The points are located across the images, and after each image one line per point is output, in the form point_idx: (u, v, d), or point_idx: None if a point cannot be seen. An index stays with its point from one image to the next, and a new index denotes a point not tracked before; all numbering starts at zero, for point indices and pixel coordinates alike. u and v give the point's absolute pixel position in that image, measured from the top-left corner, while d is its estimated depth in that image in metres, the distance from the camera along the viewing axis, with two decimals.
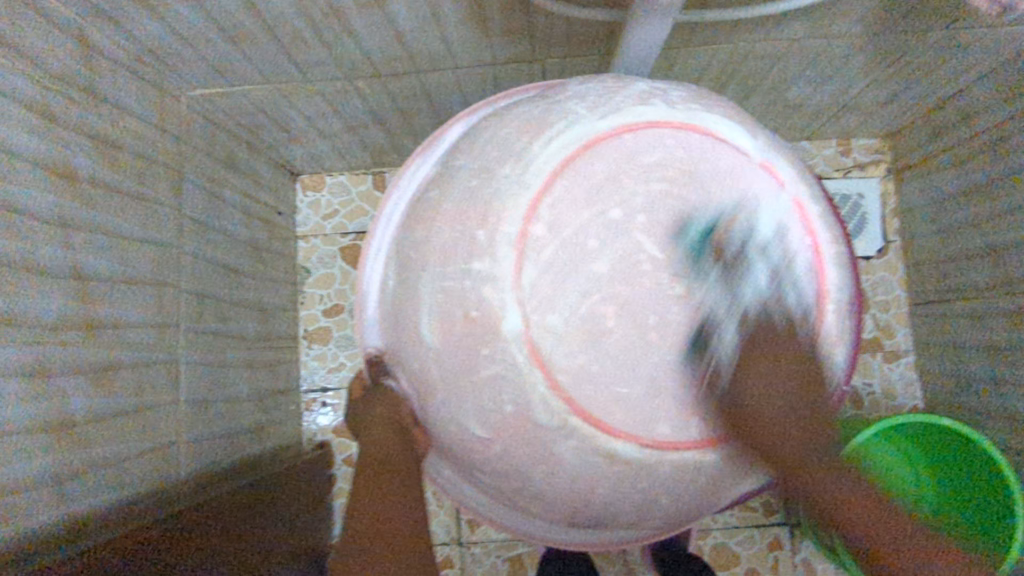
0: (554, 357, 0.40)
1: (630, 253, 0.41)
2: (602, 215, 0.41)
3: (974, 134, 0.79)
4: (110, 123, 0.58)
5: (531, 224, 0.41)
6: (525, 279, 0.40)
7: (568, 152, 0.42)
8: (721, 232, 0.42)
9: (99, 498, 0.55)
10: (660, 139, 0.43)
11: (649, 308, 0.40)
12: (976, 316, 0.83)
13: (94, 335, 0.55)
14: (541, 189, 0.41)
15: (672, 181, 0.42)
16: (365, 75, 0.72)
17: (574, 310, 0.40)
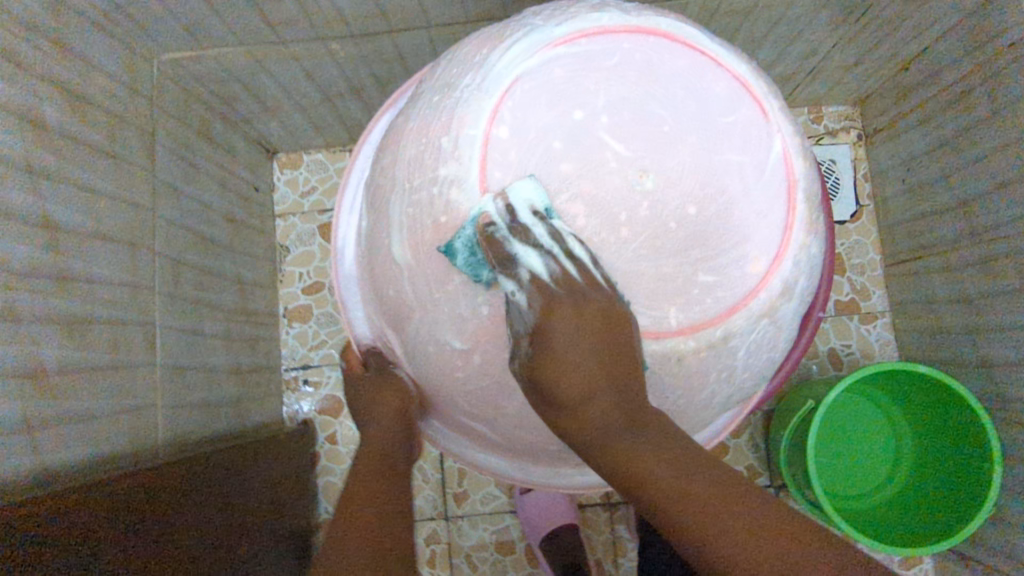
0: (522, 251, 0.41)
1: (597, 151, 0.41)
2: (564, 113, 0.42)
3: (939, 90, 0.81)
4: (81, 77, 0.57)
5: (495, 126, 0.42)
6: (491, 180, 0.42)
7: (529, 62, 0.44)
8: (682, 122, 0.42)
9: (70, 452, 0.54)
10: (616, 43, 0.45)
11: (617, 203, 0.41)
12: (949, 269, 0.85)
13: (64, 286, 0.54)
14: (504, 96, 0.43)
15: (635, 82, 0.43)
16: (338, 35, 0.72)
17: (538, 207, 0.41)
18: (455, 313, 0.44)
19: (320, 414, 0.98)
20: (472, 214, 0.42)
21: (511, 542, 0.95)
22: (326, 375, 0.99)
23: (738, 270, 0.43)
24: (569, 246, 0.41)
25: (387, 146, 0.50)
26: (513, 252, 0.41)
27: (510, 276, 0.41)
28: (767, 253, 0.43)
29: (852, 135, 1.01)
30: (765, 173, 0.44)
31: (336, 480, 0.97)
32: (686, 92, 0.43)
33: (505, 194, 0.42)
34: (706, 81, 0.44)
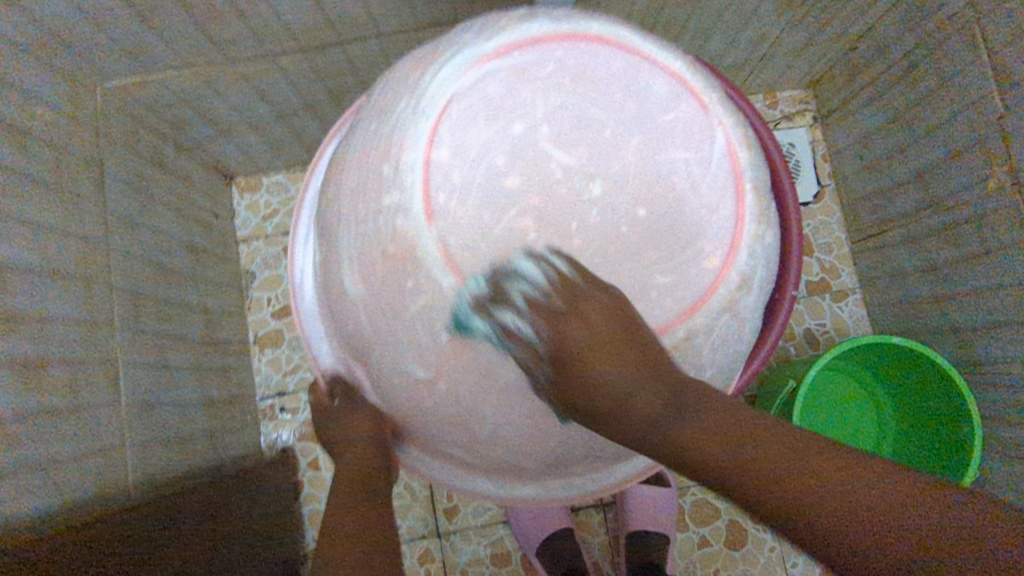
0: (475, 274, 0.40)
1: (540, 162, 0.40)
2: (502, 125, 0.41)
3: (887, 66, 0.83)
4: (20, 109, 0.55)
5: (434, 150, 0.41)
6: (435, 205, 0.40)
7: (461, 79, 0.43)
8: (625, 123, 0.41)
9: (35, 502, 0.51)
10: (549, 52, 0.43)
11: (567, 215, 0.40)
12: (913, 240, 0.86)
13: (15, 328, 0.52)
14: (438, 113, 0.42)
15: (572, 89, 0.42)
16: (288, 50, 0.71)
17: (486, 225, 0.40)
18: (414, 340, 0.42)
19: (300, 440, 0.96)
20: (422, 241, 0.40)
21: (506, 553, 0.94)
22: (303, 400, 0.96)
23: (696, 267, 0.42)
24: (521, 261, 0.40)
25: (335, 176, 0.48)
26: (466, 275, 0.40)
27: (506, 306, 0.40)
28: (722, 247, 0.43)
29: (808, 118, 1.03)
30: (712, 168, 0.43)
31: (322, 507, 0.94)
32: (625, 93, 0.42)
33: (452, 215, 0.40)
34: (643, 81, 0.43)
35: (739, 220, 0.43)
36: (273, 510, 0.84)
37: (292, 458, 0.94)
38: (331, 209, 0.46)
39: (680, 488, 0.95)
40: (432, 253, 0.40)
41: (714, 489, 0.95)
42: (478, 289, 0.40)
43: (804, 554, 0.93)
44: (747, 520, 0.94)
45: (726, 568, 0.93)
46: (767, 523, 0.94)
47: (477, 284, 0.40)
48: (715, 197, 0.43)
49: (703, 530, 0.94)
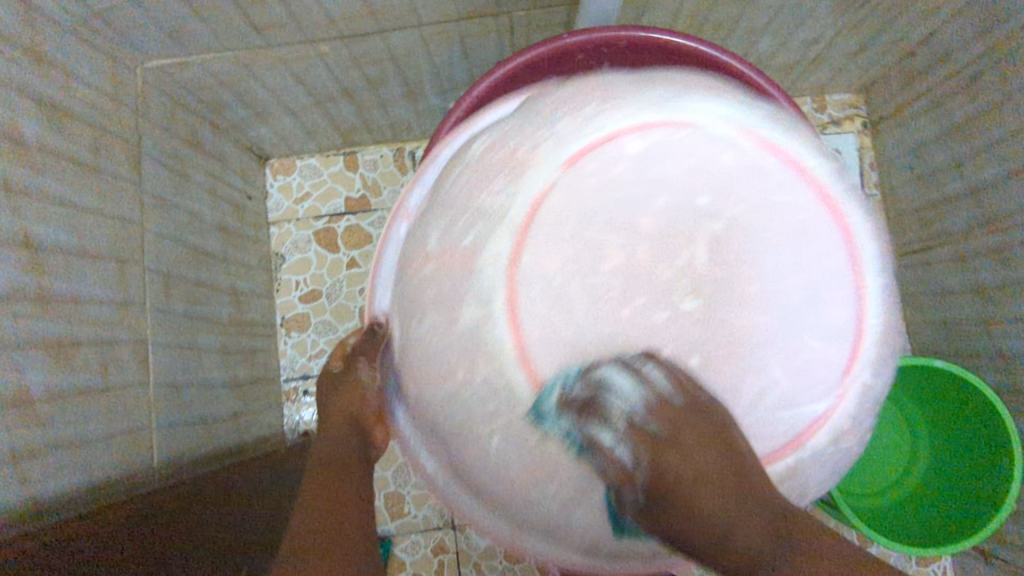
0: (524, 300, 0.36)
1: (677, 241, 0.37)
2: (638, 209, 0.38)
3: (947, 75, 0.79)
4: (59, 88, 0.55)
5: (583, 168, 0.38)
6: (542, 222, 0.38)
7: (657, 123, 0.40)
8: (762, 223, 0.37)
9: (62, 481, 0.52)
10: (753, 151, 0.39)
11: (638, 286, 0.36)
12: (961, 258, 0.83)
13: (50, 308, 0.52)
14: (643, 138, 0.39)
15: (747, 186, 0.38)
16: (326, 37, 0.70)
17: (547, 272, 0.37)
18: (436, 297, 0.40)
19: None
20: (506, 215, 0.38)
21: None
22: None
23: (774, 425, 0.37)
24: (548, 318, 0.36)
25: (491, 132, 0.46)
26: (501, 283, 0.37)
27: (600, 424, 0.36)
28: (785, 435, 0.37)
29: (857, 124, 0.99)
30: (826, 337, 0.37)
31: None
32: (792, 218, 0.38)
33: (540, 244, 0.37)
34: (824, 222, 0.38)
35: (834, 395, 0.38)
36: (293, 491, 0.85)
37: (313, 441, 0.95)
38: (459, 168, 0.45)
39: None
40: (504, 231, 0.38)
41: None
42: (511, 303, 0.37)
43: None
44: None
45: None
46: None
47: (501, 298, 0.37)
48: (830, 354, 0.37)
49: None
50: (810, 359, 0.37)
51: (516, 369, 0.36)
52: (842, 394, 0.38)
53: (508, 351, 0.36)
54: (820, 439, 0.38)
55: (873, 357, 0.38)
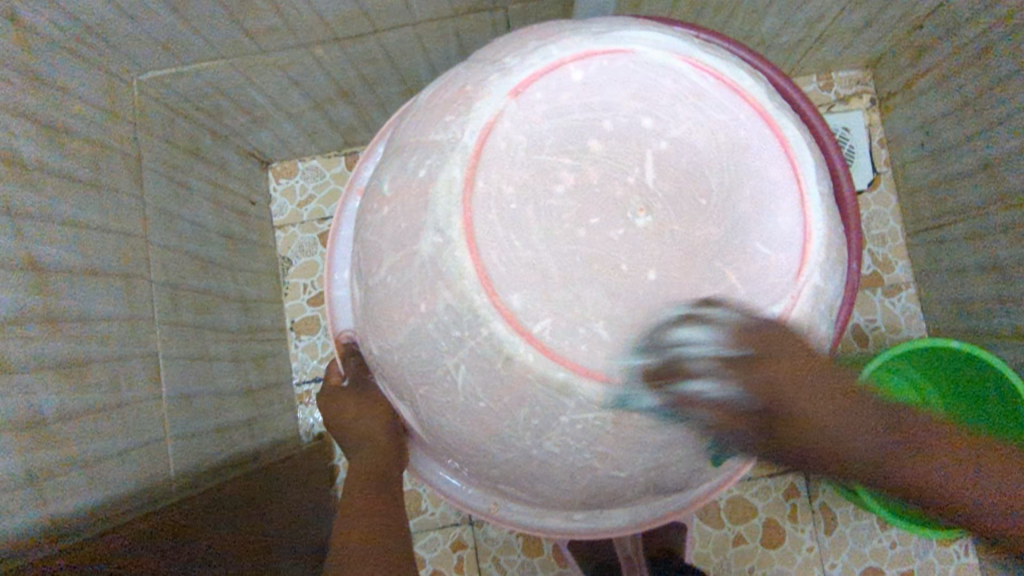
0: (480, 221, 0.40)
1: (631, 157, 0.40)
2: (587, 130, 0.41)
3: (957, 48, 0.77)
4: (56, 107, 0.55)
5: (525, 98, 0.42)
6: (489, 151, 0.41)
7: (591, 53, 0.43)
8: (698, 136, 0.41)
9: (81, 499, 0.52)
10: (682, 73, 0.43)
11: (594, 203, 0.40)
12: (977, 235, 0.81)
13: (58, 329, 0.52)
14: (585, 67, 0.43)
15: (685, 104, 0.42)
16: (319, 39, 0.69)
17: (503, 196, 0.41)
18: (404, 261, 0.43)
19: None
20: (457, 148, 0.42)
21: (538, 543, 0.94)
22: None
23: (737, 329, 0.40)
24: (502, 236, 0.40)
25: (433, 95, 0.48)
26: (458, 211, 0.41)
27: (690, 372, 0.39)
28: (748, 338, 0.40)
29: (865, 100, 0.97)
30: (768, 234, 0.41)
31: None
32: (723, 128, 0.42)
33: (494, 165, 0.41)
34: (749, 129, 0.42)
35: (794, 289, 0.41)
36: (311, 493, 0.86)
37: (328, 443, 0.95)
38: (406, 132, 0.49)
39: None
40: (456, 161, 0.42)
41: (752, 487, 0.92)
42: (469, 233, 0.40)
43: (844, 555, 0.91)
44: (785, 519, 0.92)
45: (762, 567, 0.92)
46: (807, 523, 0.92)
47: (459, 223, 0.40)
48: (776, 250, 0.41)
49: (738, 527, 0.92)
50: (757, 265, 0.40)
51: (476, 289, 0.40)
52: (797, 295, 0.41)
53: (468, 274, 0.40)
54: None
55: (821, 259, 0.42)
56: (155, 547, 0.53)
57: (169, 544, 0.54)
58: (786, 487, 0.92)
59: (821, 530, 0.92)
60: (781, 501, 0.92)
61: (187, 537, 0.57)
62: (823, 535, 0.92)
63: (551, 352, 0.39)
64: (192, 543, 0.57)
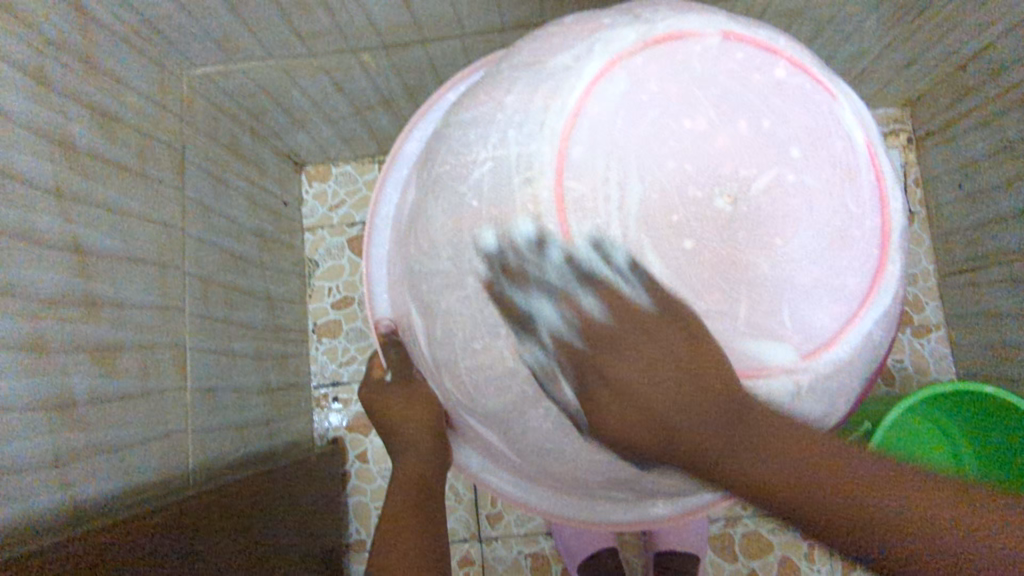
0: (573, 157, 0.38)
1: (757, 160, 0.37)
2: (744, 107, 0.38)
3: (1002, 91, 0.76)
4: (109, 95, 0.56)
5: (645, 54, 0.39)
6: (596, 89, 0.39)
7: (734, 45, 0.40)
8: (809, 138, 0.39)
9: (103, 483, 0.52)
10: (811, 93, 0.40)
11: (699, 157, 0.37)
12: (1013, 279, 0.79)
13: (95, 314, 0.53)
14: (793, 72, 0.41)
15: (807, 119, 0.39)
16: (368, 46, 0.70)
17: (610, 120, 0.38)
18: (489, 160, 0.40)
19: (351, 431, 0.96)
20: (584, 56, 0.40)
21: (548, 564, 0.92)
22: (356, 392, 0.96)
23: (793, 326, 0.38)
24: (589, 140, 0.38)
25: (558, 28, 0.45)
26: (584, 81, 0.39)
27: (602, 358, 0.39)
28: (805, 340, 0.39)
29: (902, 139, 0.97)
30: (836, 262, 0.39)
31: (368, 498, 0.94)
32: (826, 150, 0.39)
33: (629, 82, 0.39)
34: (847, 156, 0.40)
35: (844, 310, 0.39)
36: (322, 499, 0.85)
37: (342, 448, 0.94)
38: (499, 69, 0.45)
39: (732, 517, 0.91)
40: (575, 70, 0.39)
41: (769, 522, 0.91)
42: (571, 123, 0.38)
43: None
44: (802, 558, 0.90)
45: None
46: (823, 563, 0.89)
47: (563, 112, 0.38)
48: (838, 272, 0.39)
49: (754, 563, 0.90)
50: (837, 264, 0.39)
51: (549, 147, 0.38)
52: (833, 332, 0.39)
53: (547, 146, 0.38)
54: (821, 364, 0.39)
55: (872, 313, 0.40)
56: (178, 533, 0.53)
57: (187, 534, 0.54)
58: None
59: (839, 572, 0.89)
60: (799, 539, 0.90)
61: (204, 529, 0.57)
62: None
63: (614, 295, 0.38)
64: (206, 536, 0.57)
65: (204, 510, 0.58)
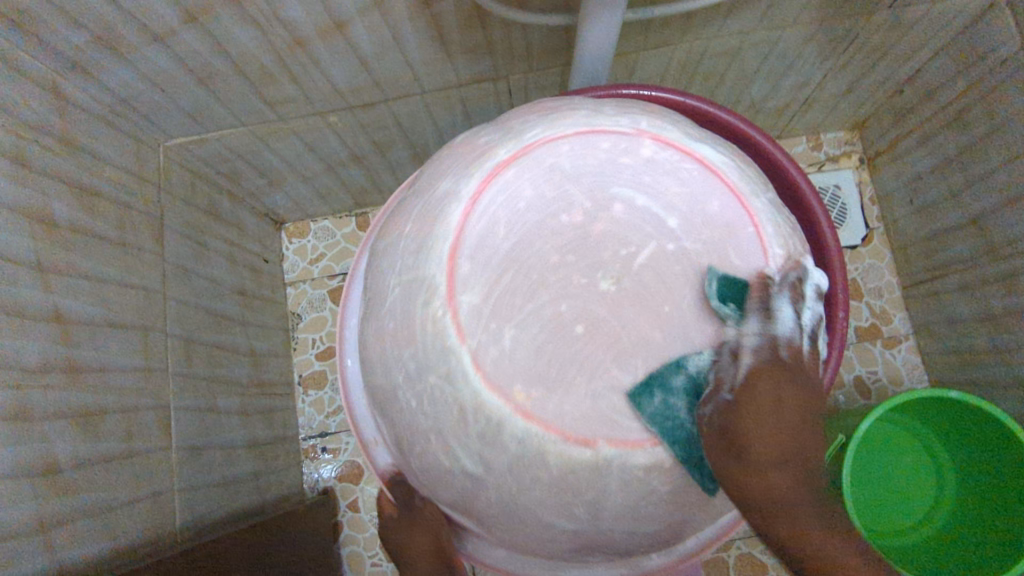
0: (461, 276, 0.42)
1: (637, 237, 0.42)
2: (614, 198, 0.43)
3: (938, 110, 0.81)
4: (86, 171, 0.59)
5: (517, 168, 0.44)
6: (476, 208, 0.43)
7: (600, 141, 0.45)
8: (681, 220, 0.43)
9: (90, 545, 0.53)
10: (677, 169, 0.45)
11: (579, 251, 0.42)
12: (969, 287, 0.83)
13: (77, 379, 0.54)
14: (660, 147, 0.45)
15: (674, 198, 0.44)
16: (334, 108, 0.74)
17: (495, 237, 0.42)
18: (404, 293, 0.44)
19: (341, 481, 0.96)
20: (464, 183, 0.45)
21: None
22: (344, 441, 0.97)
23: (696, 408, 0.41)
24: (478, 252, 0.42)
25: (449, 153, 0.50)
26: (464, 201, 0.44)
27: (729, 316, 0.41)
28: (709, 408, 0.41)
29: (854, 160, 1.01)
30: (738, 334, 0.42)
31: (361, 547, 0.94)
32: (700, 220, 0.43)
33: (507, 197, 0.43)
34: (724, 218, 0.44)
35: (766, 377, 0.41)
36: (315, 552, 0.85)
37: (332, 499, 0.95)
38: (408, 197, 0.50)
39: (724, 542, 0.92)
40: (458, 194, 0.44)
41: (761, 544, 0.91)
42: (456, 238, 0.42)
43: None
44: None
45: None
46: None
47: (447, 241, 0.43)
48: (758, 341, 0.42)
49: None
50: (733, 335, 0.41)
51: (439, 266, 0.42)
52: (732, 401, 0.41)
53: (439, 266, 0.42)
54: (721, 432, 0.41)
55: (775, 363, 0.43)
56: None
57: None
58: None
59: None
60: None
61: None
62: None
63: (529, 416, 0.39)
64: None
65: (194, 566, 0.59)
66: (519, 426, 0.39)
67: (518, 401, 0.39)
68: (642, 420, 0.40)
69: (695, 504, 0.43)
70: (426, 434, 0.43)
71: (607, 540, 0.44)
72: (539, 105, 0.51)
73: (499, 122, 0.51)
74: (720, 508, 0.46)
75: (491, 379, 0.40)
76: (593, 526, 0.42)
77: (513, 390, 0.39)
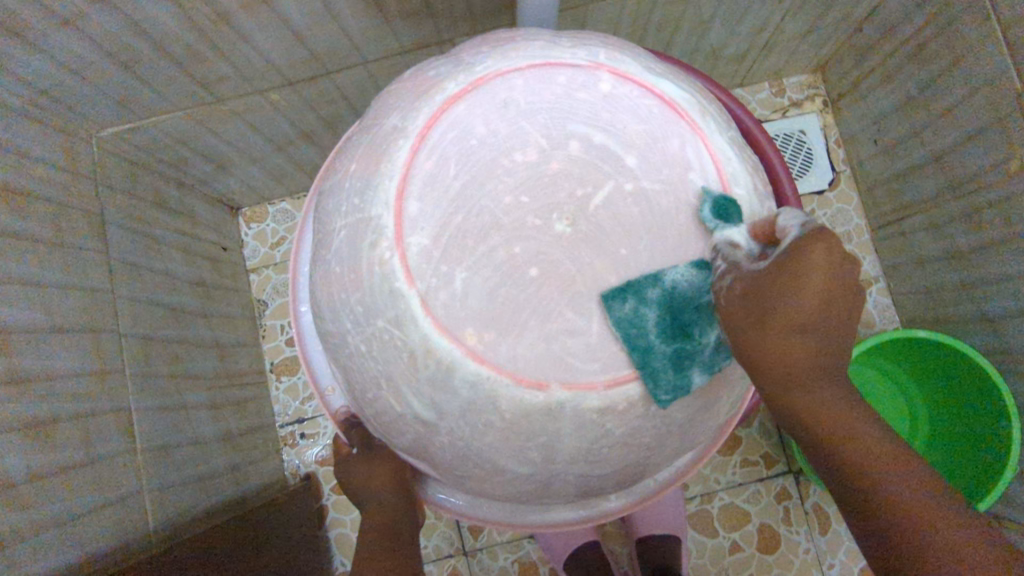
0: (410, 217, 0.40)
1: (593, 177, 0.40)
2: (568, 131, 0.41)
3: (899, 45, 0.79)
4: (12, 168, 0.55)
5: (468, 103, 0.42)
6: (426, 145, 0.41)
7: (556, 73, 0.42)
8: (640, 152, 0.41)
9: (54, 557, 0.52)
10: (636, 101, 0.42)
11: (533, 189, 0.39)
12: (934, 225, 0.82)
13: (22, 390, 0.52)
14: (618, 82, 0.42)
15: (634, 131, 0.41)
16: (274, 84, 0.70)
17: (444, 176, 0.40)
18: (352, 234, 0.42)
19: (322, 465, 0.96)
20: (413, 117, 0.42)
21: (535, 565, 0.93)
22: (322, 425, 0.96)
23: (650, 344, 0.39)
24: (428, 193, 0.40)
25: (401, 87, 0.47)
26: (412, 138, 0.41)
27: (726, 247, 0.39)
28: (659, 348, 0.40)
29: (818, 103, 0.99)
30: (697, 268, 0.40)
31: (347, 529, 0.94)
32: (658, 155, 0.41)
33: (457, 133, 0.41)
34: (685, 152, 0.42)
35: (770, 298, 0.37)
36: (301, 538, 0.85)
37: (315, 484, 0.94)
38: (359, 135, 0.47)
39: (707, 494, 0.93)
40: (407, 131, 0.42)
41: (742, 493, 0.92)
42: (404, 179, 0.40)
43: (841, 555, 0.90)
44: (779, 522, 0.91)
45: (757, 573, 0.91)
46: (799, 525, 0.91)
47: (395, 179, 0.41)
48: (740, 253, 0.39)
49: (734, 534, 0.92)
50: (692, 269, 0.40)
51: (387, 209, 0.40)
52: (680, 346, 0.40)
53: (388, 209, 0.40)
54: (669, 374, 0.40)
55: None
56: None
57: None
58: (777, 490, 0.92)
59: (816, 530, 0.91)
60: (773, 505, 0.92)
61: None
62: (818, 535, 0.91)
63: (479, 359, 0.38)
64: None
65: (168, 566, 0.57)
66: (471, 369, 0.38)
67: (470, 343, 0.38)
68: (599, 361, 0.39)
69: (646, 444, 0.42)
70: (377, 377, 0.42)
71: (562, 485, 0.44)
72: (498, 35, 0.48)
73: (452, 55, 0.48)
74: (680, 445, 0.46)
75: (443, 324, 0.38)
76: (546, 470, 0.42)
77: (465, 333, 0.38)
